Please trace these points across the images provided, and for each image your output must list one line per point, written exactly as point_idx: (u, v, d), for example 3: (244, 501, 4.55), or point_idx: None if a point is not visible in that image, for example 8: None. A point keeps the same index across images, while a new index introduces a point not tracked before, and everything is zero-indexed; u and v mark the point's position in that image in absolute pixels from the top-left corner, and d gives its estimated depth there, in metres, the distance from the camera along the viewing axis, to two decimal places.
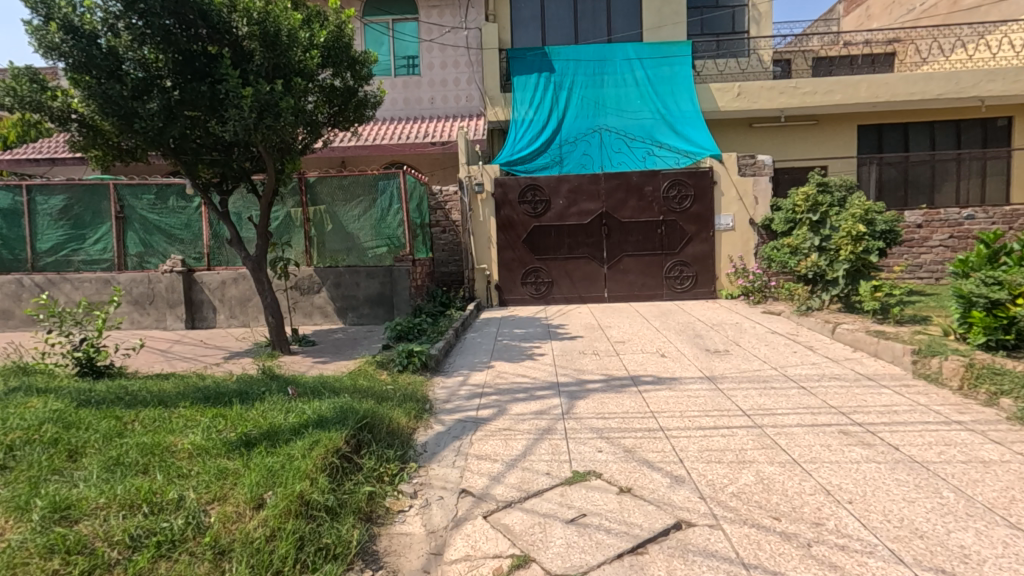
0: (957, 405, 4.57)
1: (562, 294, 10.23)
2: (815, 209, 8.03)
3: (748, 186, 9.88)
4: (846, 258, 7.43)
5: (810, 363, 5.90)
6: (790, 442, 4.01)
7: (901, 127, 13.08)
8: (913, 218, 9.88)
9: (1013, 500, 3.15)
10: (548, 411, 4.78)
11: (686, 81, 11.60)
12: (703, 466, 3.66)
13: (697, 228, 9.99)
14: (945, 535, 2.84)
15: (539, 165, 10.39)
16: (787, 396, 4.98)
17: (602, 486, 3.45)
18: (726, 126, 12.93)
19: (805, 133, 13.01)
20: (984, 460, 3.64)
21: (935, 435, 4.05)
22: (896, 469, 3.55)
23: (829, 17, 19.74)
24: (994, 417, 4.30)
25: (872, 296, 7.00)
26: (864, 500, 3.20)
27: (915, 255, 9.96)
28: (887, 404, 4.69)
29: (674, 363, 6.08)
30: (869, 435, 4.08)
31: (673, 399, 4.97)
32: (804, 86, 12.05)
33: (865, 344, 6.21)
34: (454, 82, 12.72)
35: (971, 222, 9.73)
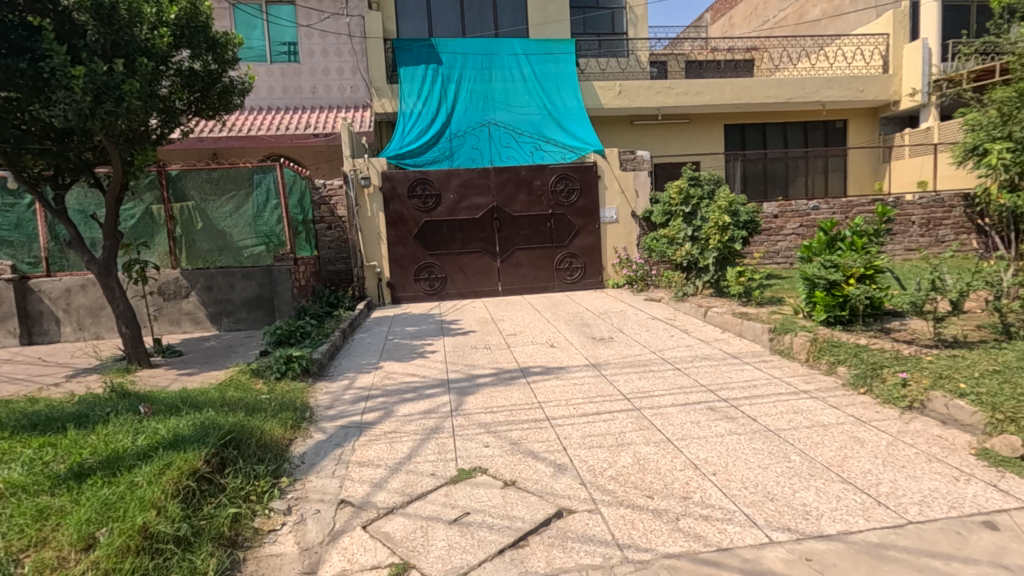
0: (804, 376, 5.13)
1: (456, 289, 10.14)
2: (687, 202, 8.61)
3: (629, 180, 10.36)
4: (714, 247, 8.03)
5: (684, 345, 6.32)
6: (664, 421, 4.24)
7: (760, 127, 14.47)
8: (770, 208, 10.97)
9: (846, 458, 3.57)
10: (436, 410, 4.68)
11: (570, 79, 11.94)
12: (584, 452, 3.76)
13: (583, 221, 10.33)
14: (791, 495, 3.14)
15: (429, 159, 10.19)
16: (663, 377, 5.30)
17: (487, 481, 3.42)
18: (609, 123, 13.58)
19: (679, 131, 14.00)
20: (824, 424, 4.09)
21: (786, 404, 4.49)
22: (754, 439, 3.88)
23: (699, 24, 21.43)
24: (833, 384, 4.87)
25: (737, 281, 7.65)
26: (726, 470, 3.45)
27: (773, 243, 11.05)
28: (748, 379, 5.14)
29: (562, 353, 6.23)
30: (732, 409, 4.44)
31: (560, 388, 5.09)
32: (677, 87, 12.89)
33: (731, 325, 6.77)
34: (337, 71, 12.08)
35: (816, 213, 10.96)
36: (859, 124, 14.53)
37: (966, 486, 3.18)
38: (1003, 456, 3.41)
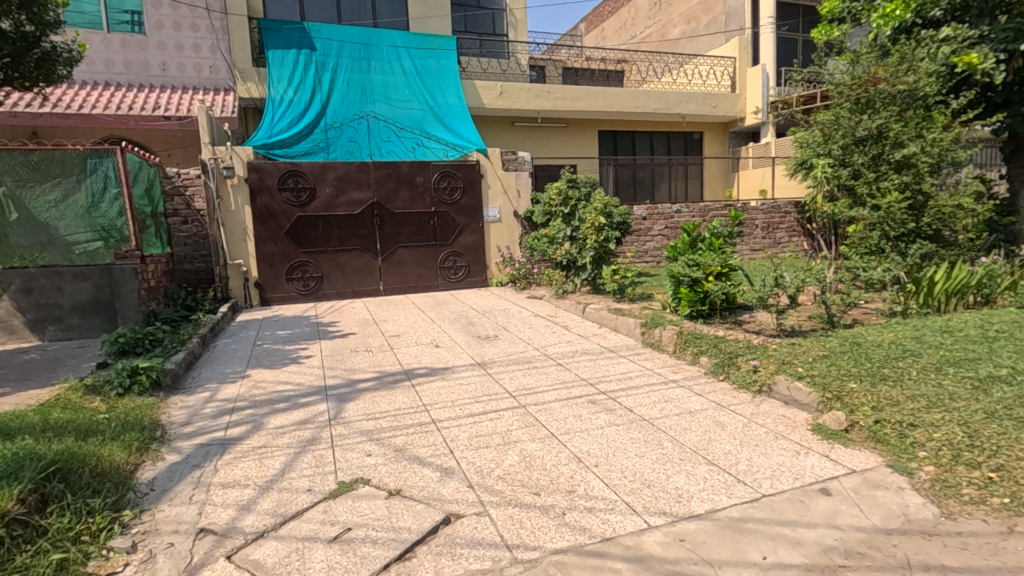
0: (672, 366, 5.55)
1: (333, 289, 9.60)
2: (566, 203, 9.00)
3: (511, 180, 10.50)
4: (591, 246, 8.41)
5: (566, 341, 6.53)
6: (549, 417, 4.33)
7: (630, 134, 15.50)
8: (640, 211, 11.77)
9: (710, 441, 3.89)
10: (312, 419, 4.35)
11: (452, 76, 11.84)
12: (471, 454, 3.71)
13: (467, 219, 10.29)
14: (666, 480, 3.36)
15: (301, 151, 9.54)
16: (546, 373, 5.43)
17: (370, 493, 3.24)
18: (491, 123, 13.72)
19: (557, 135, 14.54)
20: (691, 410, 4.45)
21: (658, 394, 4.82)
22: (631, 429, 4.10)
23: (574, 33, 22.44)
24: (697, 373, 5.33)
25: (612, 279, 8.06)
26: (607, 461, 3.60)
27: (642, 243, 11.87)
28: (623, 371, 5.44)
29: (447, 353, 6.14)
30: (610, 401, 4.67)
31: (446, 389, 5.00)
32: (555, 91, 13.34)
33: (607, 321, 7.14)
34: (193, 48, 10.84)
35: (678, 216, 11.97)
36: (713, 136, 16.10)
37: (805, 458, 3.62)
38: (832, 429, 3.93)
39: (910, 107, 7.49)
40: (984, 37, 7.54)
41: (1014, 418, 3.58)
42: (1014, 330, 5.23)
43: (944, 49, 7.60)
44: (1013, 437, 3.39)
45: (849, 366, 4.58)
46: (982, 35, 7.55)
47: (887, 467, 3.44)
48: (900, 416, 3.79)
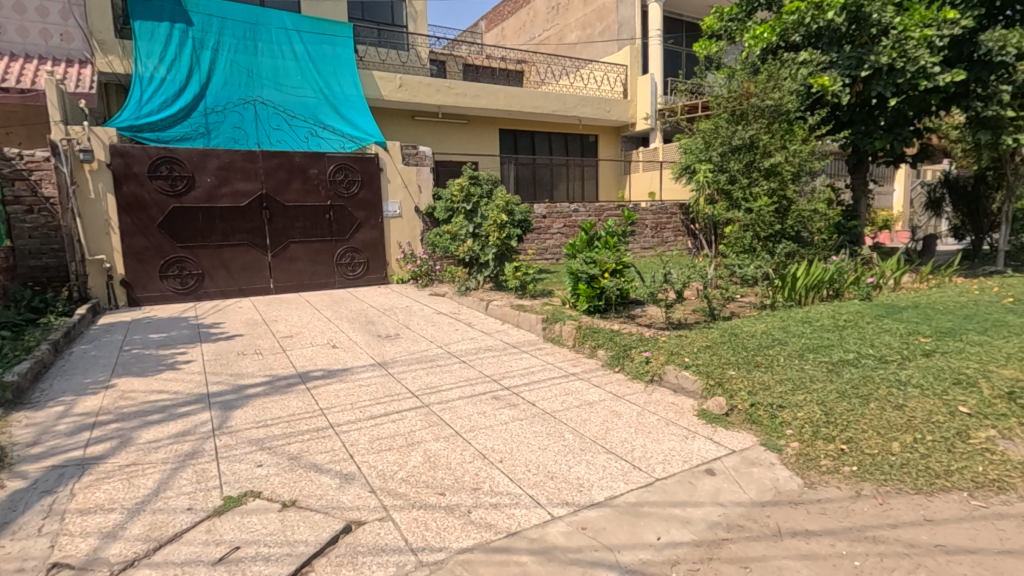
0: (572, 360, 5.75)
1: (216, 287, 8.83)
2: (468, 199, 9.00)
3: (411, 175, 10.29)
4: (493, 244, 8.46)
5: (469, 338, 6.52)
6: (453, 415, 4.30)
7: (530, 134, 15.82)
8: (540, 209, 12.04)
9: (608, 430, 4.07)
10: (192, 431, 3.96)
11: (348, 65, 11.34)
12: (373, 457, 3.58)
13: (365, 214, 9.91)
14: (568, 471, 3.46)
15: (177, 135, 8.66)
16: (450, 371, 5.38)
17: (261, 506, 3.01)
18: (390, 116, 13.36)
19: (458, 131, 14.48)
20: (590, 402, 4.63)
21: (559, 387, 4.96)
22: (534, 423, 4.19)
23: (475, 30, 22.46)
24: (595, 366, 5.56)
25: (514, 276, 8.14)
26: (512, 456, 3.64)
27: (542, 241, 12.16)
28: (526, 366, 5.54)
29: (345, 353, 5.89)
30: (514, 396, 4.73)
31: (345, 391, 4.78)
32: (456, 87, 13.26)
33: (510, 317, 7.23)
34: (39, 11, 9.31)
35: (576, 215, 12.41)
36: (607, 139, 16.87)
37: (692, 442, 3.90)
38: (714, 414, 4.27)
39: (776, 121, 8.35)
40: (833, 62, 8.57)
41: (859, 395, 4.11)
42: (858, 320, 6.01)
43: (803, 71, 8.52)
44: (859, 412, 3.89)
45: (728, 355, 5.00)
46: (831, 61, 8.59)
47: (760, 445, 3.81)
48: (770, 399, 4.21)
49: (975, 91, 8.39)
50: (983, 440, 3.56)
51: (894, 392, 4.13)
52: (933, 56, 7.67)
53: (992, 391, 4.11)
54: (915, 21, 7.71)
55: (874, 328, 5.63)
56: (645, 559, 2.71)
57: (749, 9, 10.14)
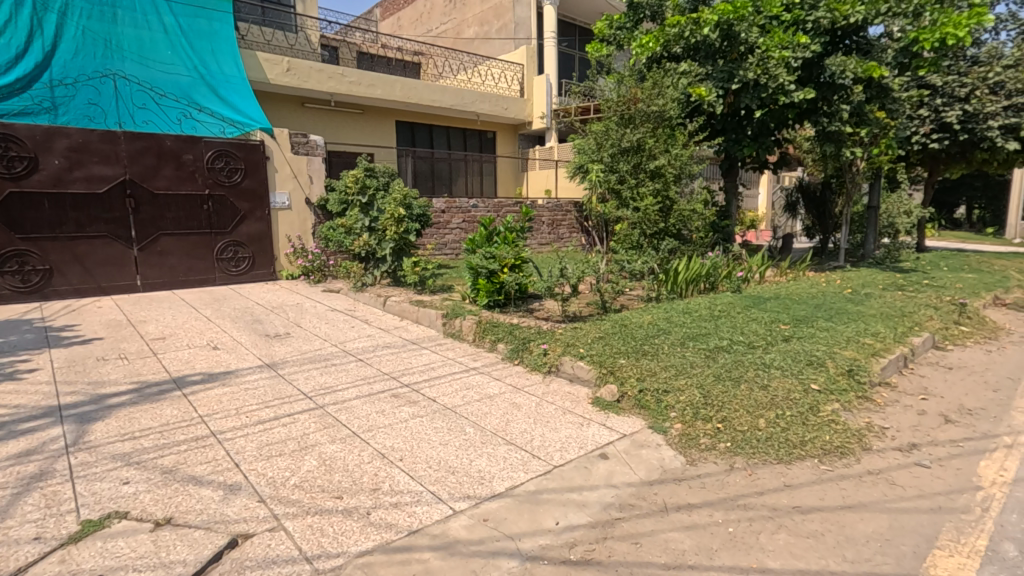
0: (472, 354, 5.78)
1: (68, 285, 7.75)
2: (364, 192, 8.67)
3: (302, 165, 9.70)
4: (391, 238, 8.24)
5: (366, 335, 6.31)
6: (349, 416, 4.14)
7: (427, 127, 15.61)
8: (438, 204, 11.93)
9: (508, 422, 4.15)
10: (40, 449, 3.45)
11: (227, 43, 10.37)
12: (262, 464, 3.35)
13: (249, 205, 9.21)
14: (469, 464, 3.48)
15: (14, 110, 7.48)
16: (346, 370, 5.17)
17: (129, 528, 2.70)
18: (276, 101, 12.54)
19: (352, 121, 13.93)
20: (490, 395, 4.69)
21: (459, 382, 4.97)
22: (435, 419, 4.15)
23: (369, 17, 21.68)
24: (495, 359, 5.63)
25: (412, 271, 7.98)
26: (412, 454, 3.59)
27: (441, 236, 12.06)
28: (426, 362, 5.48)
29: (228, 355, 5.44)
30: (414, 393, 4.66)
31: (228, 396, 4.43)
32: (349, 75, 12.74)
33: (409, 313, 7.10)
34: None
35: (475, 210, 12.44)
36: (505, 136, 17.08)
37: (587, 429, 4.09)
38: (607, 401, 4.51)
39: (660, 126, 8.96)
40: (709, 74, 9.45)
41: (732, 378, 4.54)
42: (730, 310, 6.64)
43: (683, 81, 9.22)
44: (731, 393, 4.30)
45: (618, 345, 5.29)
46: (707, 73, 9.46)
47: (648, 428, 4.08)
48: (656, 384, 4.52)
49: (822, 108, 9.56)
50: (829, 413, 4.10)
51: (759, 373, 4.62)
52: (789, 75, 8.60)
53: (836, 370, 4.73)
54: (775, 42, 8.59)
55: (743, 317, 6.25)
56: (545, 544, 2.79)
57: (636, 19, 10.74)
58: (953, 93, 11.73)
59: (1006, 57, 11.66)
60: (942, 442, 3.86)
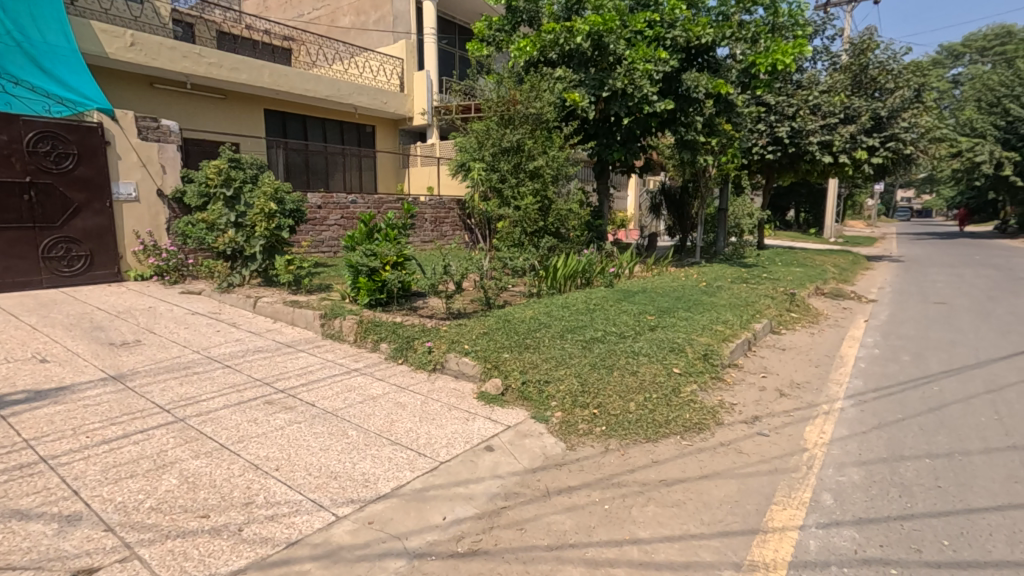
0: (354, 355, 5.60)
1: None
2: (228, 184, 7.88)
3: (152, 152, 8.64)
4: (261, 234, 7.65)
5: (234, 340, 5.82)
6: (216, 427, 3.80)
7: (300, 118, 14.73)
8: (313, 199, 11.33)
9: (393, 422, 4.09)
10: None
11: (54, 10, 9.02)
12: (109, 488, 2.97)
13: (86, 196, 8.04)
14: (352, 468, 3.38)
15: None
16: (211, 378, 4.74)
17: None
18: (118, 79, 11.11)
19: (213, 106, 12.74)
20: (374, 396, 4.57)
21: (341, 384, 4.79)
22: (314, 424, 3.97)
23: None
24: (378, 359, 5.51)
25: (286, 270, 7.49)
26: (289, 462, 3.39)
27: (318, 232, 11.45)
28: (303, 366, 5.20)
29: (62, 368, 4.72)
30: (290, 399, 4.41)
31: (63, 414, 3.85)
32: (208, 56, 11.64)
33: (283, 314, 6.68)
34: None
35: (354, 206, 11.97)
36: (385, 131, 16.55)
37: (473, 423, 4.15)
38: (492, 395, 4.62)
39: (537, 128, 9.29)
40: (581, 81, 9.87)
41: (606, 366, 4.86)
42: (604, 303, 7.10)
43: (559, 86, 9.65)
44: (606, 380, 4.61)
45: (502, 340, 5.42)
46: (580, 80, 9.88)
47: (531, 418, 4.25)
48: (538, 375, 4.71)
49: (680, 118, 10.51)
50: (688, 393, 4.56)
51: (630, 361, 5.00)
52: (651, 87, 9.40)
53: (694, 354, 5.28)
54: (639, 55, 9.32)
55: (615, 310, 6.72)
56: (432, 540, 2.80)
57: (514, 22, 11.01)
58: (783, 111, 13.52)
59: (821, 84, 13.72)
60: (777, 413, 4.47)
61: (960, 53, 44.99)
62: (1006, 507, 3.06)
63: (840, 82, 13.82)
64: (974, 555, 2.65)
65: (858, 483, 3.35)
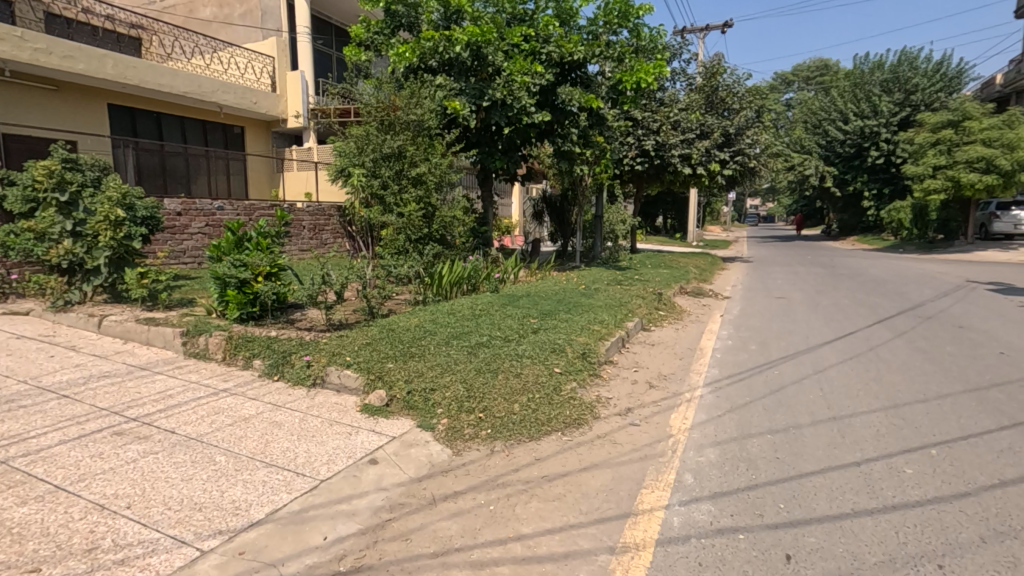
0: (222, 374, 5.18)
1: None
2: (63, 188, 6.82)
3: None
4: (106, 245, 6.80)
5: (73, 365, 5.11)
6: (50, 467, 3.32)
7: (154, 115, 13.32)
8: (172, 205, 10.31)
9: (268, 443, 3.84)
10: None
11: None
12: None
13: None
14: (220, 496, 3.13)
15: None
16: (43, 411, 4.12)
17: None
18: None
19: (41, 98, 11.15)
20: (245, 417, 4.26)
21: (206, 407, 4.40)
22: (174, 453, 3.61)
23: None
24: (250, 377, 5.15)
25: (138, 284, 6.71)
26: (144, 497, 3.06)
27: (178, 242, 10.38)
28: (161, 390, 4.70)
29: None
30: (145, 427, 3.97)
31: None
32: (33, 41, 10.17)
33: (136, 334, 5.99)
34: None
35: (221, 213, 11.04)
36: (255, 132, 15.45)
37: (356, 437, 4.02)
38: (376, 406, 4.52)
39: (419, 134, 9.24)
40: (462, 90, 10.00)
41: (490, 370, 4.96)
42: (489, 308, 7.23)
43: (439, 93, 9.70)
44: (491, 383, 4.70)
45: (386, 349, 5.30)
46: (461, 89, 10.00)
47: (417, 427, 4.22)
48: (423, 383, 4.68)
49: (557, 129, 11.02)
50: (568, 391, 4.79)
51: (514, 363, 5.14)
52: (529, 99, 9.77)
53: (573, 353, 5.57)
54: (517, 68, 9.68)
55: (500, 314, 6.88)
56: (311, 563, 2.67)
57: (393, 27, 10.88)
58: (649, 126, 14.72)
59: (680, 102, 15.13)
60: (647, 404, 4.85)
61: (790, 81, 51.93)
62: (828, 469, 3.60)
63: (695, 101, 15.35)
64: (803, 514, 3.09)
65: (714, 461, 3.74)
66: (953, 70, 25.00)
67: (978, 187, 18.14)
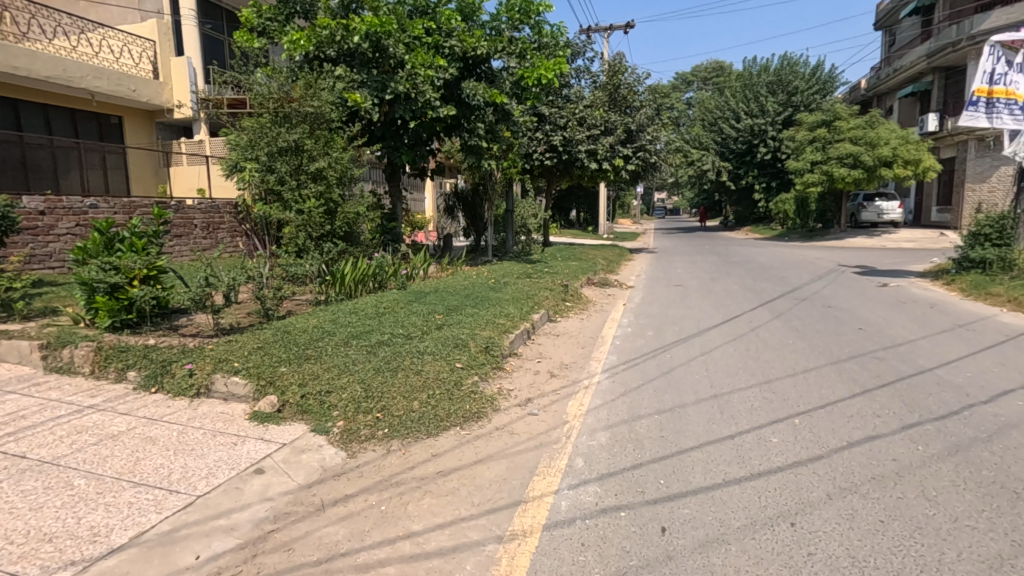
0: (89, 390, 4.70)
1: None
2: None
3: None
4: None
5: None
6: None
7: (7, 103, 11.78)
8: (33, 204, 9.27)
9: (138, 461, 3.54)
10: None
11: None
12: None
13: None
14: (76, 524, 2.86)
15: None
16: None
17: None
18: None
19: None
20: (114, 434, 3.90)
21: (67, 427, 3.99)
22: (22, 480, 3.25)
23: None
24: (124, 391, 4.71)
25: None
26: None
27: (42, 244, 9.32)
28: (12, 411, 4.21)
29: None
30: None
31: None
32: None
33: None
34: None
35: (94, 212, 10.02)
36: (135, 123, 14.11)
37: (241, 447, 3.81)
38: (266, 413, 4.29)
39: (317, 127, 8.80)
40: (363, 82, 9.70)
41: (390, 368, 4.86)
42: (394, 305, 7.11)
43: (338, 85, 9.32)
44: (391, 383, 4.60)
45: (279, 353, 5.04)
46: (362, 81, 9.70)
47: (310, 431, 4.06)
48: (319, 386, 4.50)
49: (464, 124, 10.95)
50: (469, 385, 4.80)
51: (414, 361, 5.07)
52: (433, 93, 9.64)
53: (476, 348, 5.59)
54: (418, 61, 9.52)
55: (405, 312, 6.76)
56: None
57: (286, 14, 10.33)
58: (557, 122, 15.10)
59: (585, 99, 15.58)
60: (547, 393, 4.98)
61: (690, 82, 55.21)
62: (705, 444, 3.87)
63: (600, 98, 15.86)
64: (680, 487, 3.30)
65: (604, 444, 3.91)
66: (825, 75, 27.70)
67: (847, 181, 20.19)
